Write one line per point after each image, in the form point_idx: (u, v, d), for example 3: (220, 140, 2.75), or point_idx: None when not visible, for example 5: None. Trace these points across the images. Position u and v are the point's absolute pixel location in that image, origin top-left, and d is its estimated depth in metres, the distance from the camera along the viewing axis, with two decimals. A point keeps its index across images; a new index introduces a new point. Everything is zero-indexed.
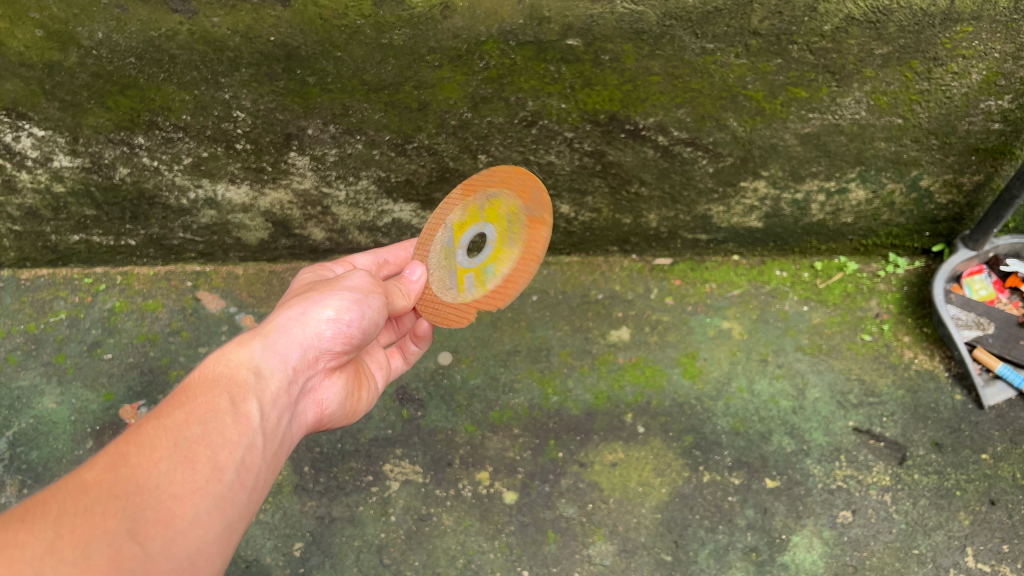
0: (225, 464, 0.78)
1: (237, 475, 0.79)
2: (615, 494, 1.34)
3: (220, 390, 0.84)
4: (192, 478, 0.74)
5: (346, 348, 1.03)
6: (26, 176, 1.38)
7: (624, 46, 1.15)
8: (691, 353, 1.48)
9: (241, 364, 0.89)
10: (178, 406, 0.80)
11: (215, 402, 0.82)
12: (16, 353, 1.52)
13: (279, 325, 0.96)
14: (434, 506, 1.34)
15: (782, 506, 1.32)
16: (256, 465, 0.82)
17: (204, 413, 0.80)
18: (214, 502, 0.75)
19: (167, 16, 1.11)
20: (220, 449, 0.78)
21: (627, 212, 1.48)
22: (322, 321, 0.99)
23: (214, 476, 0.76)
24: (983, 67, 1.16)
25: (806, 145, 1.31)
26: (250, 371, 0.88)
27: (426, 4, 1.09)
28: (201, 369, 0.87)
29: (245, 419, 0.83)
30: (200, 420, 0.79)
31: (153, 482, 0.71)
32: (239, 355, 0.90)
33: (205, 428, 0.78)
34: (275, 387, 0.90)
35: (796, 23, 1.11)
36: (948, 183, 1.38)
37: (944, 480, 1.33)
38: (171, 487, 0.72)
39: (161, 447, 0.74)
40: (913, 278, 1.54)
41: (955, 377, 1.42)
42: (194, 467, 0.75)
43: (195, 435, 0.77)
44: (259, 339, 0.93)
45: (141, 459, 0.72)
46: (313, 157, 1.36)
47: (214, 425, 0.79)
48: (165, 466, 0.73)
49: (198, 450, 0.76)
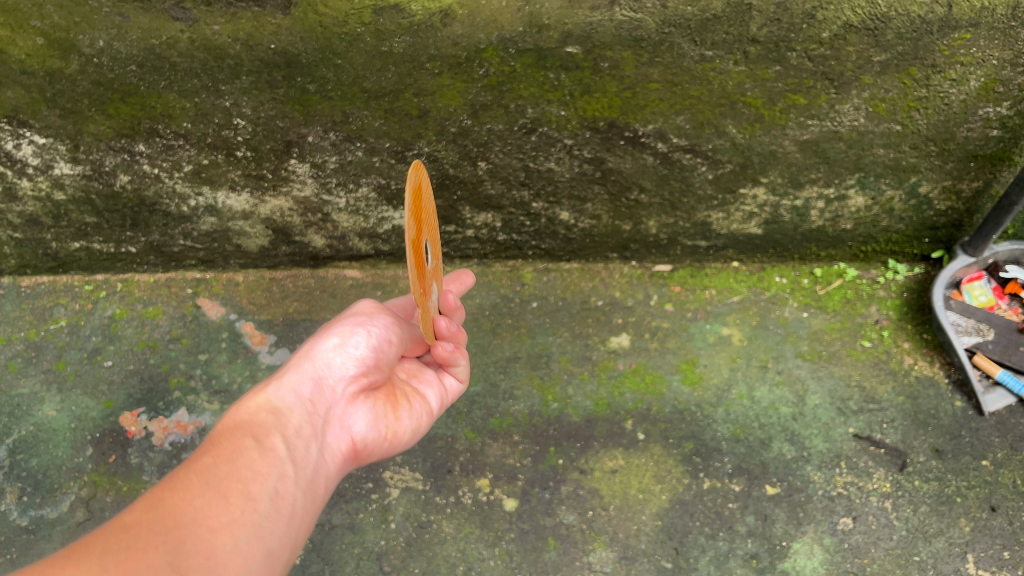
0: (257, 495, 0.81)
1: (271, 501, 0.82)
2: (615, 501, 1.34)
3: (243, 432, 0.88)
4: (227, 509, 0.77)
5: (367, 373, 1.03)
6: (27, 184, 1.39)
7: (623, 53, 1.15)
8: (691, 359, 1.48)
9: (260, 409, 0.93)
10: (205, 452, 0.83)
11: (240, 443, 0.85)
12: (17, 360, 1.52)
13: (289, 368, 1.00)
14: (434, 513, 1.34)
15: (782, 512, 1.31)
16: (289, 493, 0.85)
17: (230, 453, 0.84)
18: (252, 531, 0.77)
19: (168, 24, 1.12)
20: (250, 482, 0.82)
21: (627, 219, 1.48)
22: (328, 352, 1.00)
23: (248, 506, 0.79)
24: (981, 74, 1.17)
25: (805, 152, 1.31)
26: (267, 413, 0.92)
27: (426, 12, 1.10)
28: (226, 421, 0.91)
29: (271, 453, 0.87)
30: (227, 459, 0.82)
31: (190, 520, 0.73)
32: (257, 402, 0.94)
33: (233, 466, 0.82)
34: (296, 420, 0.93)
35: (794, 30, 1.11)
36: (948, 190, 1.39)
37: (944, 487, 1.33)
38: (208, 520, 0.74)
39: (194, 486, 0.77)
40: (913, 285, 1.54)
41: (955, 383, 1.42)
42: (227, 501, 0.78)
43: (224, 472, 0.81)
44: (273, 384, 0.97)
45: (176, 498, 0.74)
46: (313, 165, 1.36)
47: (242, 462, 0.83)
48: (200, 502, 0.75)
49: (228, 485, 0.79)
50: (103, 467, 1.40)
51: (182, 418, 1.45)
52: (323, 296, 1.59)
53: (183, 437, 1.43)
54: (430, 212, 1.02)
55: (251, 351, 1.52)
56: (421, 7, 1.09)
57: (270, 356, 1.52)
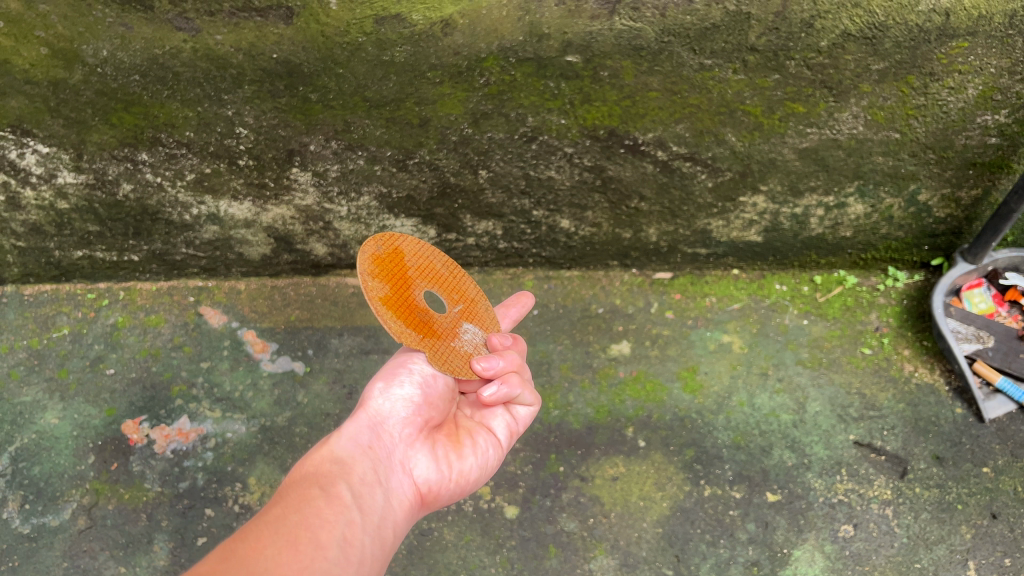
0: (327, 542, 0.77)
1: (340, 549, 0.78)
2: (616, 509, 1.34)
3: (308, 482, 0.85)
4: (299, 556, 0.72)
5: (422, 416, 1.02)
6: (30, 193, 1.39)
7: (623, 62, 1.16)
8: (691, 367, 1.48)
9: (323, 460, 0.91)
10: (274, 504, 0.80)
11: (307, 493, 0.82)
12: (19, 368, 1.52)
13: (344, 421, 0.99)
14: (434, 521, 1.34)
15: (783, 520, 1.32)
16: (358, 539, 0.81)
17: (298, 502, 0.80)
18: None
19: (171, 34, 1.13)
20: (319, 529, 0.78)
21: (627, 226, 1.49)
22: (378, 399, 1.00)
23: (319, 553, 0.75)
24: (978, 82, 1.18)
25: (804, 160, 1.31)
26: (328, 463, 0.90)
27: (427, 21, 1.11)
28: (290, 476, 0.89)
29: (337, 500, 0.84)
30: (294, 509, 0.79)
31: (263, 567, 0.69)
32: (318, 455, 0.92)
33: (302, 514, 0.78)
34: (356, 467, 0.91)
35: (792, 39, 1.12)
36: (947, 197, 1.39)
37: (945, 494, 1.33)
38: (281, 568, 0.70)
39: (265, 536, 0.73)
40: (913, 292, 1.55)
41: (955, 391, 1.42)
42: (299, 548, 0.73)
43: (293, 521, 0.77)
44: (331, 436, 0.96)
45: (249, 549, 0.70)
46: (315, 173, 1.37)
47: (310, 510, 0.79)
48: (272, 551, 0.71)
49: (299, 534, 0.75)
50: (105, 475, 1.41)
51: (183, 426, 1.46)
52: (324, 304, 1.60)
53: (185, 444, 1.44)
54: (445, 266, 1.12)
55: (252, 359, 1.53)
56: (423, 16, 1.10)
57: (271, 364, 1.52)
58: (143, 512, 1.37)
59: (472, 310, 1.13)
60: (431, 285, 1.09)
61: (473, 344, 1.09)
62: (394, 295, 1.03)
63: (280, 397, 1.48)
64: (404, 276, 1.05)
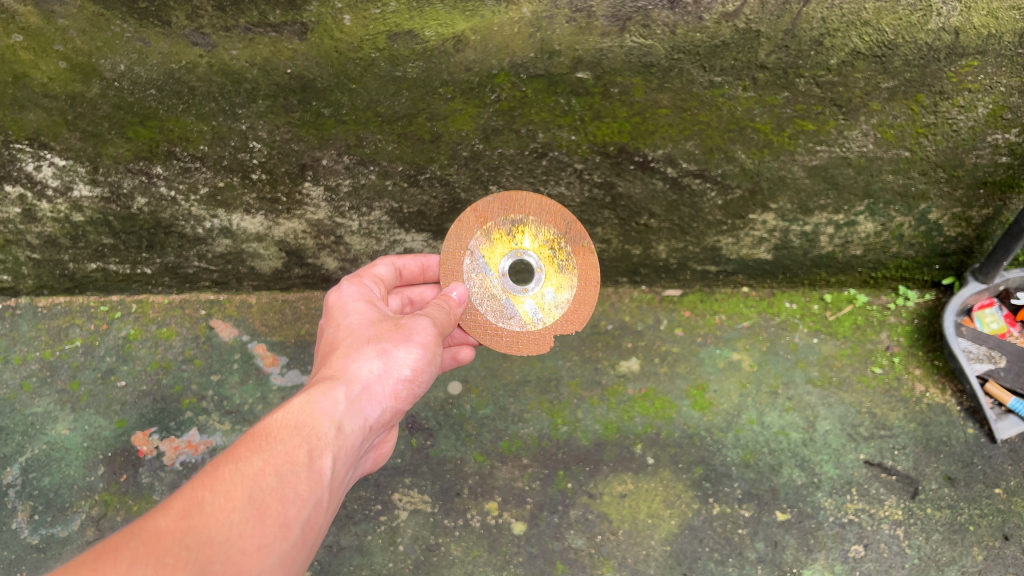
0: (294, 520, 0.75)
1: (302, 530, 0.76)
2: (624, 526, 1.34)
3: (299, 439, 0.80)
4: (263, 533, 0.71)
5: (406, 403, 1.01)
6: (46, 206, 1.41)
7: (633, 80, 1.17)
8: (700, 384, 1.48)
9: (325, 417, 0.85)
10: (257, 452, 0.77)
11: (294, 454, 0.78)
12: (32, 380, 1.53)
13: (360, 378, 0.92)
14: (442, 536, 1.34)
15: (793, 539, 1.31)
16: (319, 522, 0.79)
17: (282, 464, 0.77)
18: (278, 559, 0.72)
19: (187, 49, 1.15)
20: (293, 504, 0.75)
21: (636, 243, 1.49)
22: (397, 378, 0.96)
23: (282, 533, 0.73)
24: (989, 100, 1.18)
25: (814, 177, 1.32)
26: (330, 424, 0.85)
27: (440, 37, 1.12)
28: (284, 414, 0.83)
29: (320, 475, 0.80)
30: (278, 471, 0.76)
31: (223, 536, 0.68)
32: (323, 406, 0.86)
33: (281, 480, 0.75)
34: (350, 442, 0.87)
35: (802, 57, 1.13)
36: (958, 217, 1.39)
37: (956, 515, 1.32)
38: (239, 541, 0.69)
39: (236, 497, 0.72)
40: (924, 311, 1.54)
41: (967, 412, 1.41)
42: (265, 520, 0.72)
43: (270, 487, 0.74)
44: (342, 390, 0.89)
45: (214, 508, 0.70)
46: (327, 188, 1.38)
47: (291, 478, 0.76)
48: (237, 518, 0.70)
49: (271, 503, 0.73)
50: (115, 487, 1.41)
51: (193, 438, 1.46)
52: None
53: (195, 457, 1.45)
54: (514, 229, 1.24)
55: (263, 372, 1.53)
56: (435, 33, 1.12)
57: (282, 377, 1.53)
58: None
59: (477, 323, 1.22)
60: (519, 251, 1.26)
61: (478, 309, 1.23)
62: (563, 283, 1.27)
63: None
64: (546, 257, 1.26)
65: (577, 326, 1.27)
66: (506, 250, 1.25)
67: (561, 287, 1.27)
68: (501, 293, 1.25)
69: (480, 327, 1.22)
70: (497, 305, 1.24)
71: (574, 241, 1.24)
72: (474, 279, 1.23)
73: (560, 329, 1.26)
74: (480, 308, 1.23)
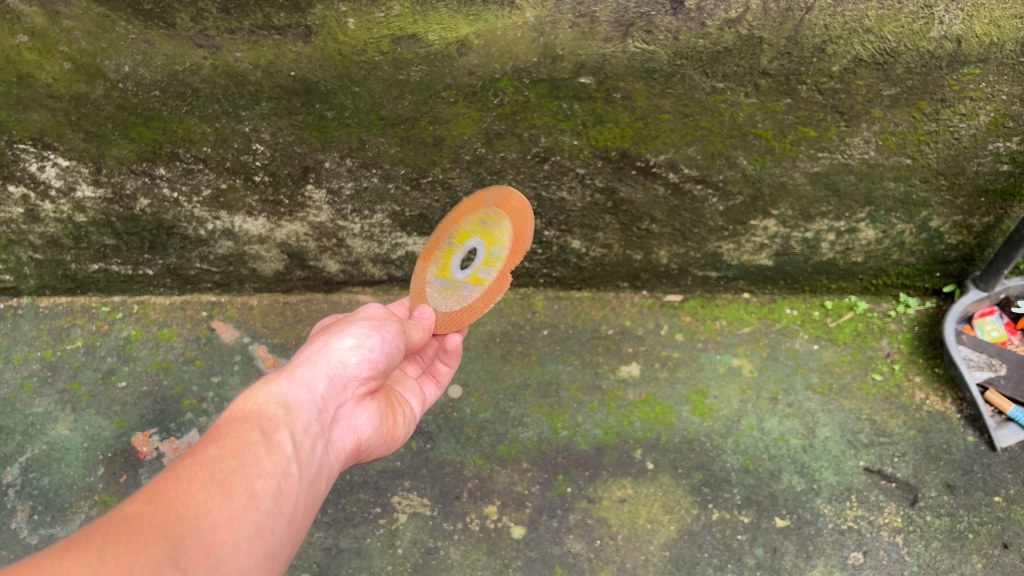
0: (263, 492, 0.75)
1: (275, 501, 0.76)
2: (623, 531, 1.33)
3: (251, 425, 0.82)
4: (232, 506, 0.71)
5: (375, 377, 1.01)
6: (49, 206, 1.41)
7: (635, 85, 1.17)
8: (700, 390, 1.48)
9: (270, 401, 0.87)
10: (211, 443, 0.77)
11: (247, 436, 0.80)
12: (33, 379, 1.53)
13: (303, 363, 0.95)
14: (441, 539, 1.33)
15: (792, 545, 1.30)
16: (293, 492, 0.78)
17: (237, 447, 0.78)
18: (254, 529, 0.71)
19: (192, 51, 1.15)
20: (256, 478, 0.75)
21: (638, 248, 1.50)
22: (344, 350, 0.97)
23: (252, 503, 0.73)
24: (990, 109, 1.18)
25: (815, 184, 1.32)
26: (278, 405, 0.86)
27: (443, 41, 1.12)
28: (232, 410, 0.85)
29: (279, 449, 0.81)
30: (233, 452, 0.76)
31: (192, 513, 0.68)
32: (267, 393, 0.88)
33: (239, 459, 0.76)
34: (304, 416, 0.87)
35: (804, 64, 1.13)
36: (959, 224, 1.39)
37: (956, 522, 1.31)
38: (209, 516, 0.69)
39: (198, 479, 0.71)
40: (925, 319, 1.55)
41: (967, 419, 1.41)
42: (232, 495, 0.72)
43: (230, 467, 0.74)
44: (283, 376, 0.91)
45: (179, 491, 0.69)
46: (329, 190, 1.39)
47: (249, 456, 0.77)
48: (203, 497, 0.70)
49: (234, 480, 0.73)
50: (115, 487, 1.40)
51: (193, 439, 1.45)
52: None
53: None
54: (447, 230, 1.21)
55: (263, 374, 1.53)
56: (439, 37, 1.12)
57: None
58: None
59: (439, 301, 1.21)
60: None
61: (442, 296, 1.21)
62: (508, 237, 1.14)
63: None
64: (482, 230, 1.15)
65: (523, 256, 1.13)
66: (451, 254, 1.21)
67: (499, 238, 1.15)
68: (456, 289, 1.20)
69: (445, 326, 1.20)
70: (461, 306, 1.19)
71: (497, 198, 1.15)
72: (434, 294, 1.21)
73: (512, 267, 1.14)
74: (439, 308, 1.20)
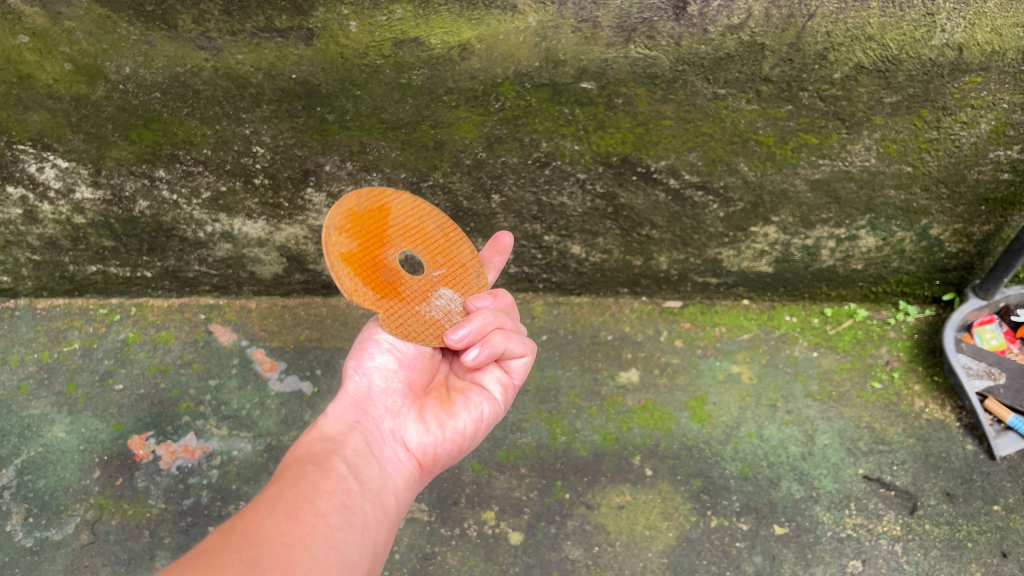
0: (327, 510, 0.80)
1: (341, 516, 0.81)
2: (622, 537, 1.33)
3: (303, 461, 0.87)
4: (300, 526, 0.75)
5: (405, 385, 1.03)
6: (48, 207, 1.41)
7: (636, 90, 1.17)
8: (700, 397, 1.48)
9: (313, 441, 0.93)
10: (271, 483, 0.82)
11: (302, 470, 0.85)
12: (29, 382, 1.52)
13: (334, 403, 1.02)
14: (439, 545, 1.33)
15: (791, 553, 1.30)
16: (358, 505, 0.84)
17: (294, 479, 0.83)
18: (326, 542, 0.76)
19: (193, 53, 1.15)
20: (317, 499, 0.80)
21: (638, 254, 1.49)
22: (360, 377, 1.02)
23: (320, 521, 0.77)
24: (991, 117, 1.18)
25: (816, 191, 1.32)
26: (321, 442, 0.92)
27: (445, 45, 1.12)
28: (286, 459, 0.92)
29: (333, 473, 0.86)
30: (292, 485, 0.81)
31: (264, 536, 0.71)
32: (309, 437, 0.94)
33: (299, 488, 0.81)
34: (348, 443, 0.93)
35: (806, 71, 1.13)
36: (959, 232, 1.39)
37: (955, 531, 1.31)
38: (280, 537, 0.72)
39: (264, 509, 0.75)
40: (924, 327, 1.54)
41: (966, 428, 1.41)
42: (298, 518, 0.76)
43: (291, 495, 0.79)
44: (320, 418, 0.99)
45: (247, 522, 0.73)
46: (329, 194, 1.38)
47: (306, 483, 0.82)
48: (271, 522, 0.74)
49: (298, 505, 0.78)
50: (111, 490, 1.39)
51: (190, 442, 1.45)
52: (334, 324, 1.60)
53: (191, 461, 1.43)
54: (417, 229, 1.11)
55: (261, 378, 1.53)
56: (440, 41, 1.12)
57: (280, 383, 1.53)
58: (146, 528, 1.36)
59: (456, 276, 1.12)
60: (412, 243, 1.10)
61: (444, 310, 1.08)
62: (364, 258, 1.05)
63: (286, 416, 1.48)
64: (381, 234, 1.07)
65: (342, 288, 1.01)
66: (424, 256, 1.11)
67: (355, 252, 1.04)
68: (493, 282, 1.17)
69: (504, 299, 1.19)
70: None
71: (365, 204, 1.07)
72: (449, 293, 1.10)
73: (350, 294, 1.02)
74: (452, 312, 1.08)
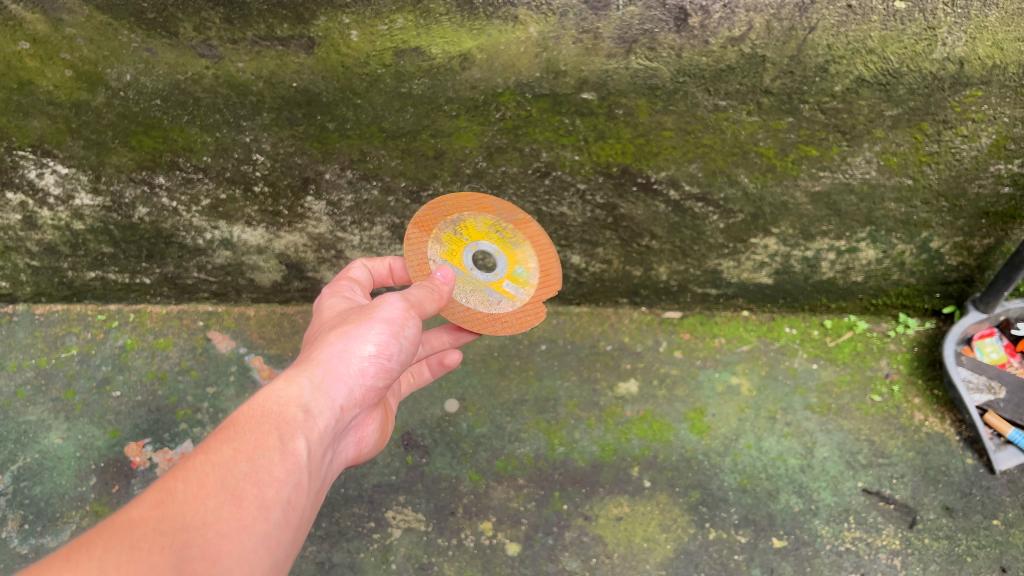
0: (273, 501, 0.76)
1: (283, 512, 0.77)
2: (619, 549, 1.32)
3: (268, 426, 0.81)
4: (241, 514, 0.73)
5: (384, 381, 0.99)
6: (47, 213, 1.41)
7: (637, 101, 1.17)
8: (699, 408, 1.47)
9: (290, 402, 0.86)
10: (227, 442, 0.78)
11: (264, 439, 0.80)
12: (26, 388, 1.52)
13: (324, 363, 0.92)
14: (435, 555, 1.32)
15: (789, 566, 1.29)
16: (301, 503, 0.80)
17: (253, 450, 0.78)
18: (261, 539, 0.73)
19: (194, 60, 1.15)
20: (267, 487, 0.76)
21: (637, 264, 1.49)
22: (364, 357, 0.95)
23: (261, 514, 0.74)
24: (992, 131, 1.18)
25: (817, 204, 1.32)
26: (298, 410, 0.85)
27: (446, 55, 1.12)
28: (250, 405, 0.84)
29: (293, 458, 0.81)
30: (249, 458, 0.77)
31: (201, 521, 0.70)
32: (288, 393, 0.87)
33: (253, 465, 0.77)
34: (321, 425, 0.87)
35: (807, 83, 1.13)
36: (959, 245, 1.39)
37: (955, 546, 1.30)
38: (217, 524, 0.71)
39: (209, 483, 0.73)
40: (924, 339, 1.54)
41: (966, 441, 1.40)
42: (241, 503, 0.73)
43: (243, 473, 0.75)
44: (306, 376, 0.89)
45: (187, 495, 0.71)
46: (329, 202, 1.38)
47: (263, 462, 0.77)
48: (212, 503, 0.72)
49: (245, 487, 0.74)
50: (107, 497, 1.39)
51: (187, 450, 1.45)
52: None
53: None
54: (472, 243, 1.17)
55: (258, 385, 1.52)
56: (441, 50, 1.12)
57: None
58: None
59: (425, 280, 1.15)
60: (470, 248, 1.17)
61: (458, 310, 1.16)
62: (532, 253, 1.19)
63: None
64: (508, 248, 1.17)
65: (556, 288, 1.21)
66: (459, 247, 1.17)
67: (520, 259, 1.19)
68: (478, 285, 1.19)
69: (548, 281, 1.20)
70: (494, 232, 1.17)
71: (510, 216, 1.17)
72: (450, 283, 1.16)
73: (544, 297, 1.20)
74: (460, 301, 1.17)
